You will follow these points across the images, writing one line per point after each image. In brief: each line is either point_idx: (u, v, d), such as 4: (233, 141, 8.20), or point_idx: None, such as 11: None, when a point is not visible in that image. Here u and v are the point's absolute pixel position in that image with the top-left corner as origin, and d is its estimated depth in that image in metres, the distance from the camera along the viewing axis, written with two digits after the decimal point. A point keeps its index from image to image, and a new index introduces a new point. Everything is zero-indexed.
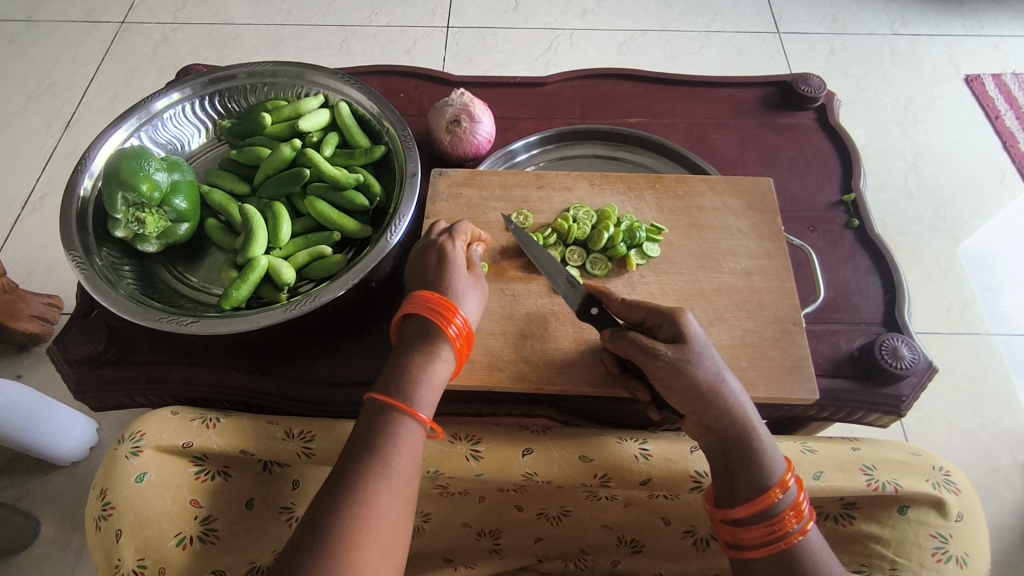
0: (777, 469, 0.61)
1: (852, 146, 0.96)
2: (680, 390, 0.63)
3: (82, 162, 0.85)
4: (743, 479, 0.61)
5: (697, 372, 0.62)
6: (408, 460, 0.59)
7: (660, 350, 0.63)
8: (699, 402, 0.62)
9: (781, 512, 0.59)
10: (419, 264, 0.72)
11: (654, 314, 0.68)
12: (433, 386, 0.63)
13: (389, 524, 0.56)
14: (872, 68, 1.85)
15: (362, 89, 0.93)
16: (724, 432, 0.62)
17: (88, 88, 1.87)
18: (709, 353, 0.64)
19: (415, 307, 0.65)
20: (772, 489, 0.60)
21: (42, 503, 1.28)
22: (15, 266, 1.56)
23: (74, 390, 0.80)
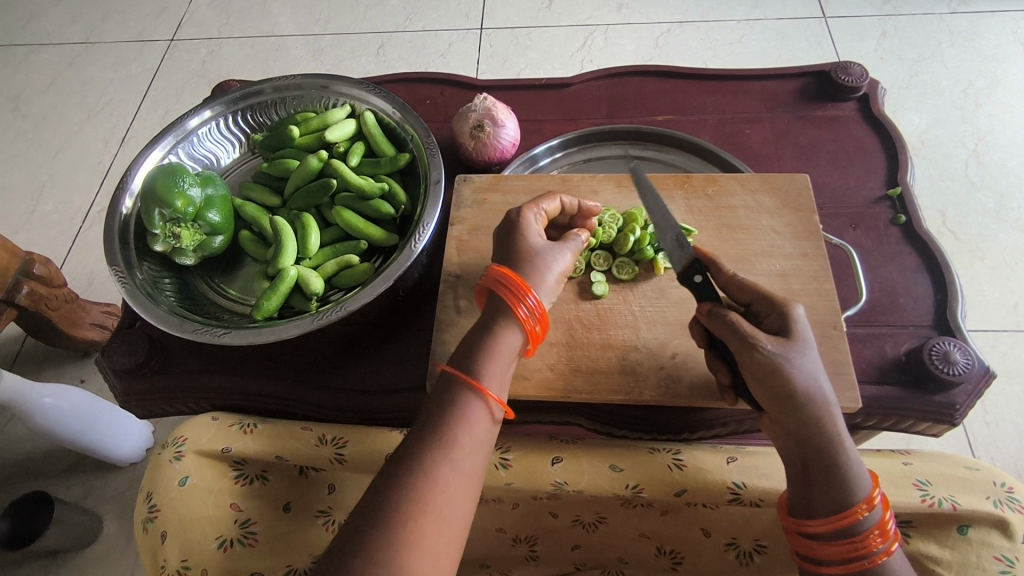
0: (864, 485, 0.58)
1: (898, 137, 0.90)
2: (771, 388, 0.59)
3: (123, 181, 0.89)
4: (824, 493, 0.58)
5: (794, 371, 0.58)
6: (474, 440, 0.59)
7: (761, 340, 0.59)
8: (789, 403, 0.59)
9: (865, 530, 0.57)
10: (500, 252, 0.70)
11: (760, 300, 0.64)
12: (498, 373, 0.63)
13: (450, 505, 0.55)
14: (928, 50, 1.74)
15: (386, 97, 0.93)
16: (808, 441, 0.59)
17: (140, 105, 1.96)
18: (811, 350, 0.60)
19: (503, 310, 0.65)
20: (858, 505, 0.57)
21: (104, 501, 1.35)
22: (76, 277, 1.64)
23: (119, 400, 0.83)
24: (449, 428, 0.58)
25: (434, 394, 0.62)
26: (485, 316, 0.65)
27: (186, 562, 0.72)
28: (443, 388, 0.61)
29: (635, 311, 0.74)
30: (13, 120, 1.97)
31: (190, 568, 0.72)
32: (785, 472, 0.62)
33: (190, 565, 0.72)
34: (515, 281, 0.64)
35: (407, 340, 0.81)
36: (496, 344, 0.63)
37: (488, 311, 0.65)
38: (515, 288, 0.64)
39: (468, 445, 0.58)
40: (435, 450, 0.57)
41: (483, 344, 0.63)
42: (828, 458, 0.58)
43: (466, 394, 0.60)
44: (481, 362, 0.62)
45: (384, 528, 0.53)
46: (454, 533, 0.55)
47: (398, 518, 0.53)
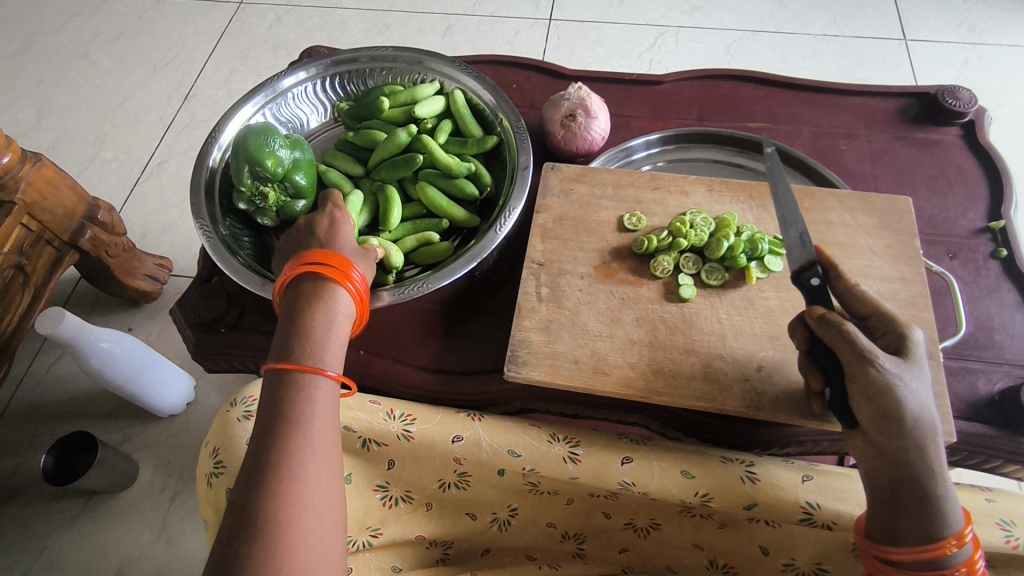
0: (959, 521, 0.57)
1: (1003, 169, 0.87)
2: (879, 408, 0.57)
3: (212, 135, 0.89)
4: (912, 523, 0.57)
5: (907, 395, 0.57)
6: (325, 421, 0.59)
7: (881, 359, 0.57)
8: (895, 426, 0.57)
9: (954, 565, 0.57)
10: (304, 229, 0.73)
11: (879, 315, 0.62)
12: (335, 342, 0.64)
13: (315, 493, 0.55)
14: (1012, 83, 1.69)
15: (478, 77, 0.92)
16: (905, 468, 0.57)
17: (206, 63, 1.97)
18: (925, 376, 0.58)
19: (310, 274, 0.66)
20: (949, 541, 0.56)
21: (141, 449, 1.35)
22: (132, 227, 1.67)
23: (191, 351, 0.84)
24: (290, 418, 0.57)
25: (268, 391, 0.60)
26: (302, 301, 0.65)
27: None
28: (277, 383, 0.60)
29: (722, 319, 0.73)
30: (82, 67, 2.00)
31: None
32: (869, 493, 0.60)
33: None
34: (332, 259, 0.67)
35: (481, 326, 0.80)
36: (329, 321, 0.64)
37: (301, 293, 0.65)
38: (337, 269, 0.66)
39: (319, 426, 0.58)
40: (285, 440, 0.56)
41: (310, 326, 0.63)
42: (926, 490, 0.57)
43: (306, 376, 0.60)
44: (319, 341, 0.63)
45: (263, 526, 0.52)
46: (332, 512, 0.56)
47: (263, 517, 0.52)
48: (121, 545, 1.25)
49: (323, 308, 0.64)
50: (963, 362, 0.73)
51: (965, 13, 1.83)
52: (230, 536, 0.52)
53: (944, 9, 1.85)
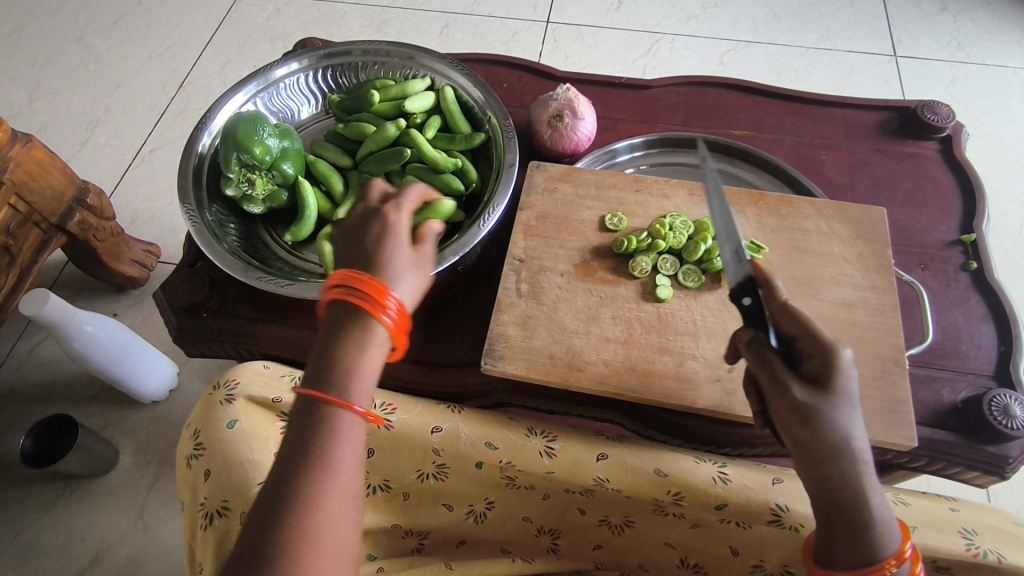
0: (895, 541, 0.57)
1: (977, 184, 0.89)
2: (797, 437, 0.56)
3: (203, 121, 0.90)
4: (847, 550, 0.57)
5: (821, 425, 0.55)
6: (349, 455, 0.55)
7: (794, 388, 0.56)
8: (816, 456, 0.56)
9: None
10: (359, 228, 0.67)
11: (806, 336, 0.59)
12: (367, 374, 0.58)
13: (336, 533, 0.52)
14: (996, 103, 1.72)
15: (468, 75, 0.93)
16: (834, 497, 0.57)
17: (202, 52, 1.97)
18: (849, 403, 0.56)
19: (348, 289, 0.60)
20: (888, 563, 0.56)
21: (122, 434, 1.35)
22: (121, 213, 1.67)
23: (173, 335, 0.84)
24: (314, 453, 0.54)
25: (296, 419, 0.56)
26: (336, 328, 0.59)
27: (226, 502, 0.71)
28: (304, 413, 0.56)
29: (696, 320, 0.74)
30: (77, 50, 1.99)
31: (230, 508, 0.70)
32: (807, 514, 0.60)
33: (230, 506, 0.70)
34: (368, 286, 0.59)
35: (461, 319, 0.81)
36: (361, 355, 0.58)
37: (339, 313, 0.60)
38: (374, 297, 0.59)
39: (343, 462, 0.54)
40: (307, 479, 0.52)
41: (343, 354, 0.58)
42: (857, 519, 0.56)
43: (331, 414, 0.55)
44: (350, 373, 0.57)
45: (269, 570, 0.50)
46: (348, 552, 0.53)
47: (280, 559, 0.50)
48: (98, 528, 1.25)
49: (354, 340, 0.58)
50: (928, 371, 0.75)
51: (954, 32, 1.86)
52: (236, 572, 0.50)
53: (933, 28, 1.87)
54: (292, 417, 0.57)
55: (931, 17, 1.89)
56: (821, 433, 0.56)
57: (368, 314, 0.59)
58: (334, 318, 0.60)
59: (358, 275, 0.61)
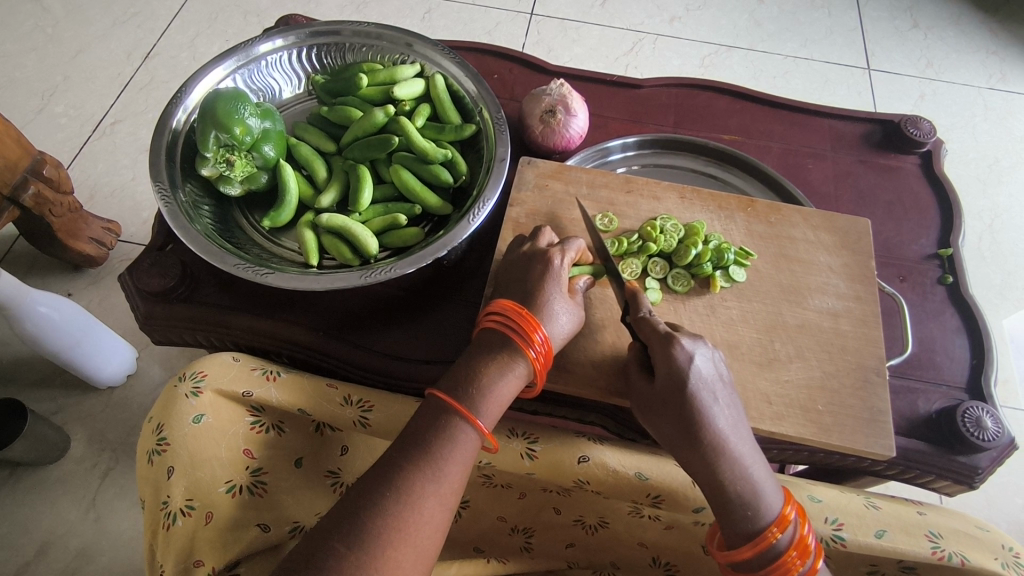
0: (771, 510, 0.60)
1: (955, 200, 0.91)
2: (660, 431, 0.64)
3: (178, 95, 0.86)
4: (732, 526, 0.61)
5: (663, 414, 0.64)
6: (458, 468, 0.59)
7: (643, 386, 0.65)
8: (674, 444, 0.63)
9: (781, 552, 0.60)
10: (519, 270, 0.70)
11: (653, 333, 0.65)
12: (500, 399, 0.62)
13: (427, 532, 0.57)
14: (962, 120, 1.77)
15: (461, 63, 0.91)
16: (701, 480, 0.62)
17: (171, 22, 1.88)
18: (696, 390, 0.61)
19: (502, 322, 0.64)
20: (770, 530, 0.60)
21: (74, 420, 1.29)
22: (79, 187, 1.58)
23: (139, 320, 0.80)
24: (434, 456, 0.58)
25: (423, 417, 0.61)
26: (491, 349, 0.64)
27: (191, 501, 0.68)
28: (434, 413, 0.61)
29: (685, 324, 0.74)
30: (33, 12, 1.88)
31: (195, 508, 0.68)
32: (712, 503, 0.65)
33: (195, 505, 0.68)
34: (525, 319, 0.64)
35: (445, 315, 0.79)
36: (498, 379, 0.62)
37: (493, 342, 0.64)
38: (529, 332, 0.63)
39: (451, 469, 0.59)
40: (422, 476, 0.57)
41: (481, 374, 0.62)
42: (722, 494, 0.61)
43: (459, 424, 0.60)
44: (477, 395, 0.61)
45: (359, 553, 0.53)
46: (427, 553, 0.57)
47: (370, 542, 0.54)
48: (47, 519, 1.19)
49: (498, 365, 0.63)
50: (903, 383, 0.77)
51: (924, 49, 1.91)
52: (319, 542, 0.55)
53: (905, 43, 1.92)
54: (422, 410, 0.62)
55: (904, 33, 1.94)
56: (665, 418, 0.63)
57: (521, 346, 0.63)
58: (487, 342, 0.65)
59: (513, 305, 0.65)
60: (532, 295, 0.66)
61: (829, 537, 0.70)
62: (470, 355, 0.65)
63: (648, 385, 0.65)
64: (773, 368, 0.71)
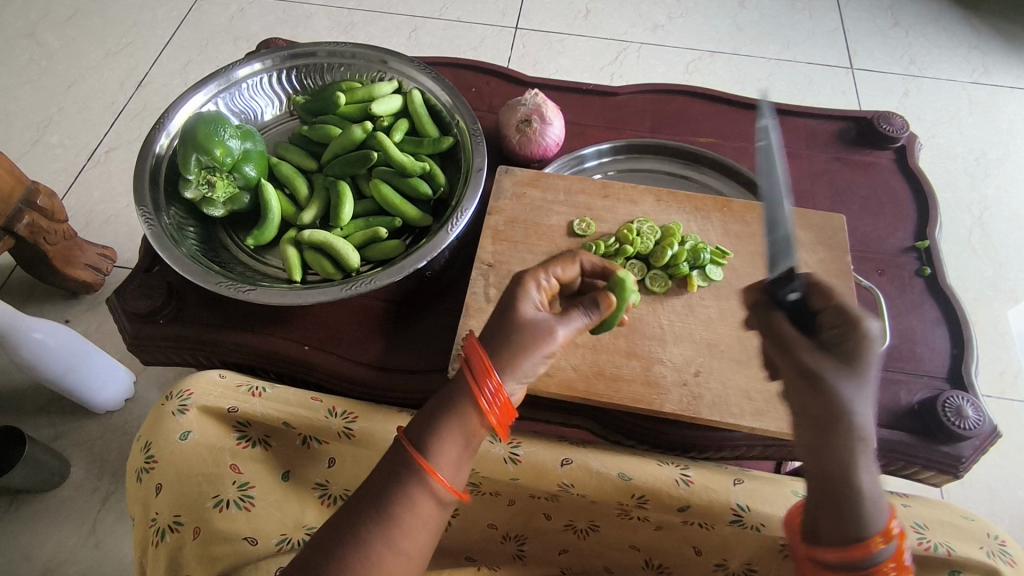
0: (880, 518, 0.55)
1: (931, 192, 0.92)
2: (806, 403, 0.57)
3: (161, 121, 0.87)
4: (833, 523, 0.56)
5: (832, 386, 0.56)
6: (418, 525, 0.56)
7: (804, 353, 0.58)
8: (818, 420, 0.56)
9: (879, 563, 0.54)
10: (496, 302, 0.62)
11: (834, 309, 0.60)
12: (454, 453, 0.58)
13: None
14: (947, 115, 1.78)
15: (436, 78, 0.92)
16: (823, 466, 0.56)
17: (162, 50, 1.92)
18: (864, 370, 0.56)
19: (465, 366, 0.58)
20: (874, 538, 0.54)
21: (73, 445, 1.30)
22: (74, 215, 1.60)
23: (127, 342, 0.81)
24: (390, 508, 0.55)
25: (384, 469, 0.58)
26: (452, 395, 0.58)
27: (179, 517, 0.70)
28: (396, 464, 0.57)
29: (663, 324, 0.75)
30: (28, 47, 1.91)
31: (183, 524, 0.70)
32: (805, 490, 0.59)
33: (183, 521, 0.70)
34: (483, 366, 0.57)
35: (429, 325, 0.80)
36: (450, 436, 0.57)
37: (450, 390, 0.59)
38: (481, 377, 0.57)
39: (409, 525, 0.56)
40: (375, 528, 0.55)
41: (435, 428, 0.57)
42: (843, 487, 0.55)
43: (416, 475, 0.56)
44: (433, 453, 0.57)
45: None
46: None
47: None
48: (48, 546, 1.20)
49: (454, 412, 0.58)
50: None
51: (906, 47, 1.92)
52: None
53: (887, 42, 1.94)
54: (384, 460, 0.58)
55: (885, 31, 1.96)
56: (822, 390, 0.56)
57: (476, 396, 0.57)
58: (447, 386, 0.59)
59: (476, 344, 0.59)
60: (494, 329, 0.60)
61: None
62: (429, 402, 0.59)
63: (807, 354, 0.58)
64: (752, 364, 0.72)
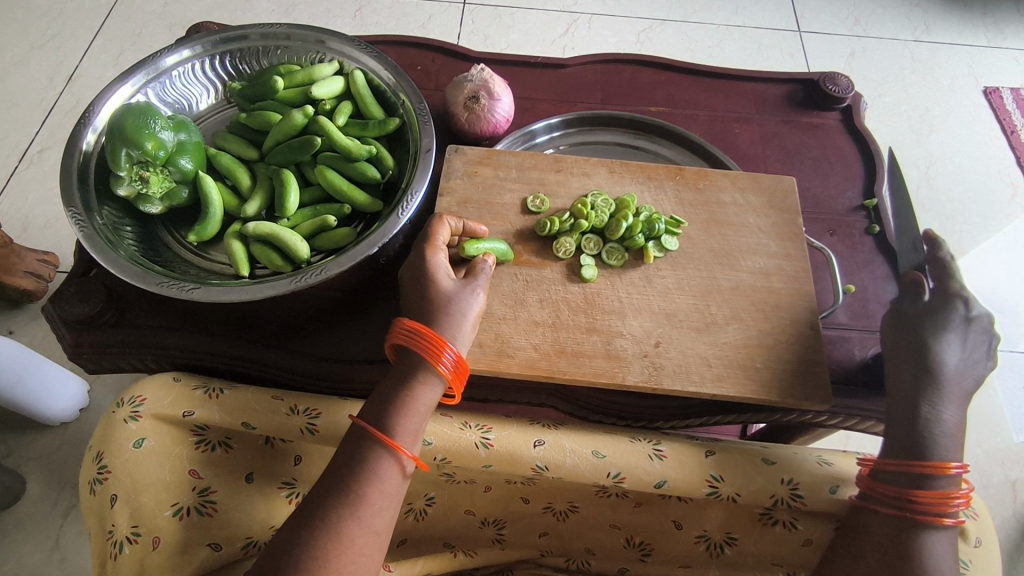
0: None
1: (877, 150, 0.94)
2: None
3: (86, 116, 0.83)
4: None
5: None
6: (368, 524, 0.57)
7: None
8: None
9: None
10: (418, 285, 0.68)
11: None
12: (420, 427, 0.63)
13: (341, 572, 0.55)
14: (892, 74, 1.81)
15: (378, 57, 0.89)
16: None
17: (92, 41, 1.81)
18: None
19: (423, 348, 0.63)
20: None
21: (27, 460, 1.25)
22: (9, 220, 1.52)
23: (68, 351, 0.77)
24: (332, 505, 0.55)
25: (354, 455, 0.60)
26: (394, 375, 0.64)
27: (137, 527, 0.67)
28: (352, 447, 0.60)
29: (622, 298, 0.74)
30: None
31: (141, 534, 0.67)
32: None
33: (141, 531, 0.67)
34: (442, 347, 0.63)
35: (386, 313, 0.79)
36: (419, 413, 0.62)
37: (411, 373, 0.63)
38: (441, 354, 0.62)
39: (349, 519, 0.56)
40: (331, 524, 0.56)
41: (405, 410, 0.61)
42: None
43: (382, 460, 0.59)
44: (401, 433, 0.61)
45: None
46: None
47: None
48: (8, 566, 1.15)
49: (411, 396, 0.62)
50: (915, 288, 0.72)
51: (851, 7, 1.94)
52: None
53: (833, 4, 1.96)
54: (349, 446, 0.61)
55: None
56: None
57: (439, 376, 0.63)
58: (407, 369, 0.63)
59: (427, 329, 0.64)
60: (414, 307, 0.67)
61: (789, 496, 0.71)
62: (393, 385, 0.63)
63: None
64: (711, 332, 0.72)
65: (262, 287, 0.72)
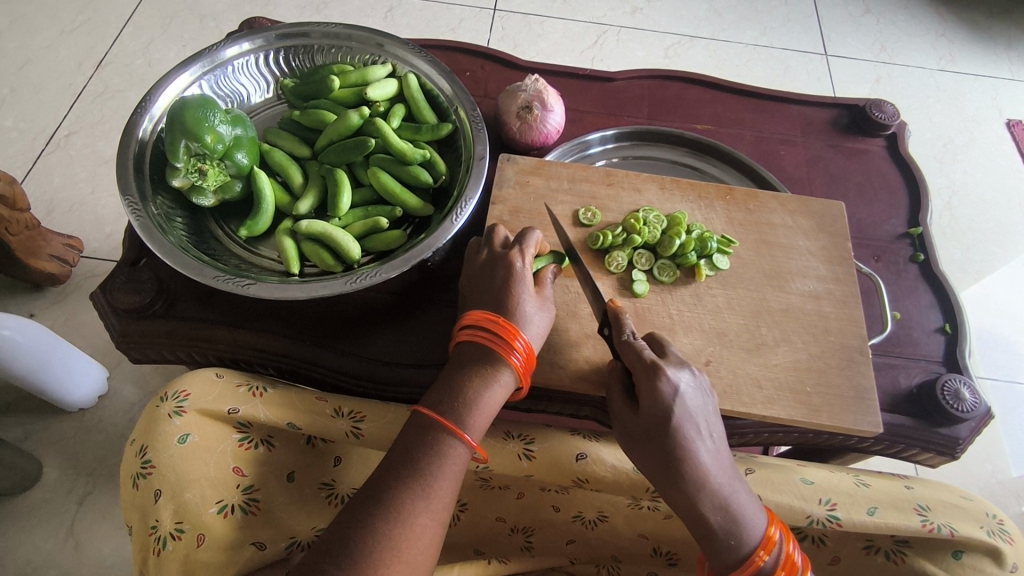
0: None
1: (921, 179, 0.94)
2: None
3: (144, 103, 0.83)
4: None
5: None
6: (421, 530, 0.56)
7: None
8: None
9: None
10: (491, 285, 0.67)
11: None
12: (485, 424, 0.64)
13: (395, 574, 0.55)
14: (917, 101, 1.82)
15: (433, 63, 0.90)
16: None
17: (123, 28, 1.82)
18: None
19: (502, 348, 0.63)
20: None
21: (45, 445, 1.24)
22: (35, 203, 1.52)
23: (115, 339, 0.77)
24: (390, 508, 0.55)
25: (422, 451, 0.60)
26: (460, 366, 0.64)
27: (181, 523, 0.67)
28: (420, 443, 0.60)
29: (673, 315, 0.75)
30: None
31: (185, 530, 0.67)
32: None
33: (184, 528, 0.67)
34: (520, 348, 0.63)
35: (435, 318, 0.79)
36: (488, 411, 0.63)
37: (485, 371, 0.63)
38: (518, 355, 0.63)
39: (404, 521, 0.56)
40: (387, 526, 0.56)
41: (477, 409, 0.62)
42: None
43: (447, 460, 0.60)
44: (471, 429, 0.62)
45: None
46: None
47: None
48: (23, 551, 1.14)
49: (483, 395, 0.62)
50: None
51: (878, 34, 1.96)
52: None
53: (860, 29, 1.97)
54: (416, 441, 0.61)
55: (857, 19, 2.00)
56: None
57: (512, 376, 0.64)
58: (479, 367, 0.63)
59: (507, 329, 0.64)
60: (486, 305, 0.66)
61: (825, 517, 0.71)
62: (466, 382, 0.63)
63: (633, 415, 0.63)
64: (761, 353, 0.73)
65: (315, 286, 0.72)
